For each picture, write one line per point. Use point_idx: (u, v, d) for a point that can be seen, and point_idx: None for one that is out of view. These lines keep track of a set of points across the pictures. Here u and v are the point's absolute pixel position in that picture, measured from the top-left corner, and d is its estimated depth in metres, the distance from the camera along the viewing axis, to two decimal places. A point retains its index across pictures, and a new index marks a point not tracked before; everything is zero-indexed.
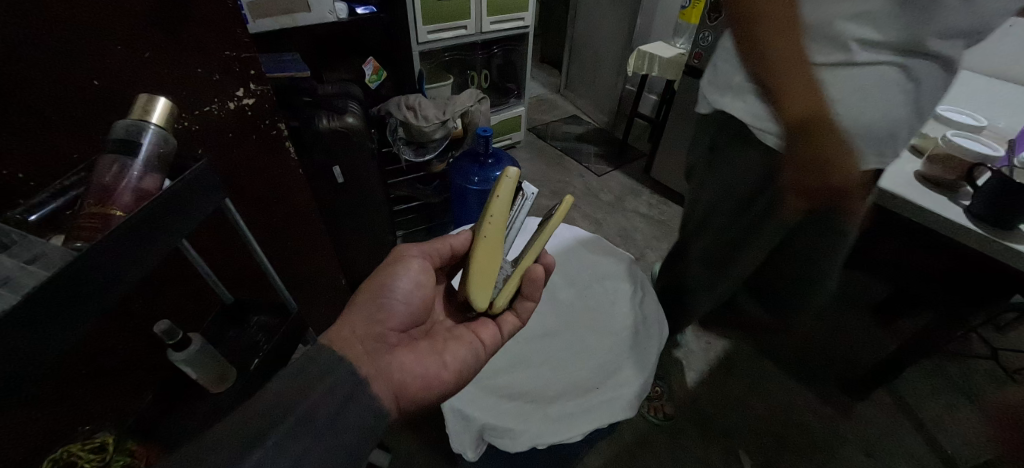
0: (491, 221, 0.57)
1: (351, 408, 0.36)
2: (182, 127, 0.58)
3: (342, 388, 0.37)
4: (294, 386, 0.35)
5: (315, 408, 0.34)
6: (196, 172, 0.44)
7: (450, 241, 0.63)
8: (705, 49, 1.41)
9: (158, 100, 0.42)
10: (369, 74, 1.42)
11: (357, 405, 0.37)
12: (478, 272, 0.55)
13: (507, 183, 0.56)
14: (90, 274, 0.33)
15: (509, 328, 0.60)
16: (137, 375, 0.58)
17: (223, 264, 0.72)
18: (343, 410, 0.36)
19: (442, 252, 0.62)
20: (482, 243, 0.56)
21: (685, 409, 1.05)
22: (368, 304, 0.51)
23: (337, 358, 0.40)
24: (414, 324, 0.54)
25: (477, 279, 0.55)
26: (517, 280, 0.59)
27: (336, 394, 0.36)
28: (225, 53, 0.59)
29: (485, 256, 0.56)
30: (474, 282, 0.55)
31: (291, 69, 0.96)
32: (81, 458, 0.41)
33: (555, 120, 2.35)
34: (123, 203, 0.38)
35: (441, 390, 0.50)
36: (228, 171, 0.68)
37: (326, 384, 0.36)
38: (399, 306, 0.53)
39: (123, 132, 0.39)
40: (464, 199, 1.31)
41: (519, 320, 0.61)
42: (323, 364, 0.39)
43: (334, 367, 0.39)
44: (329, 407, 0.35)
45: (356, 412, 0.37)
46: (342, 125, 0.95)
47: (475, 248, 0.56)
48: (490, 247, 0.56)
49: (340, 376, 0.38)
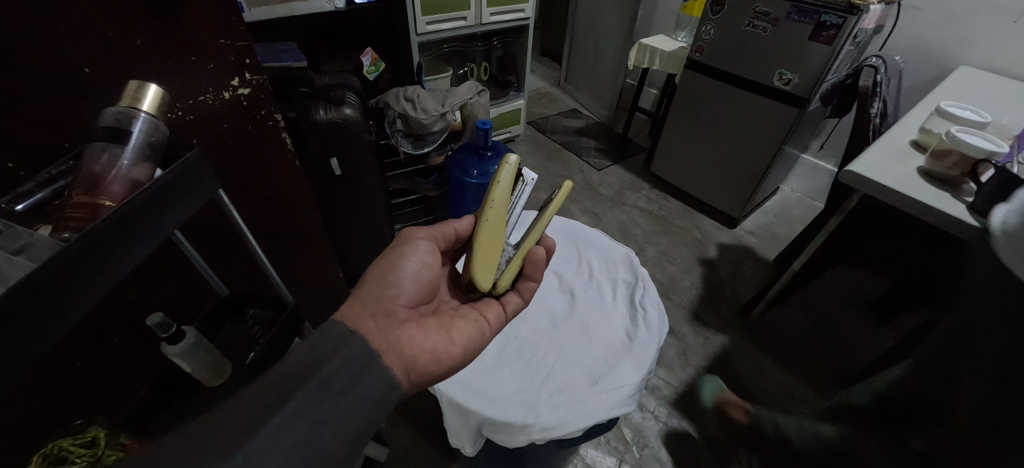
0: (494, 205, 0.57)
1: (364, 382, 0.35)
2: (175, 116, 0.57)
3: (354, 361, 0.35)
4: (304, 360, 0.34)
5: (328, 381, 0.33)
6: (188, 161, 0.43)
7: (453, 225, 0.62)
8: (707, 42, 1.40)
9: (149, 86, 0.41)
10: (367, 66, 1.35)
11: (371, 378, 0.36)
12: (481, 255, 0.55)
13: (508, 169, 0.56)
14: (82, 261, 0.33)
15: (513, 307, 0.60)
16: (132, 366, 0.57)
17: (219, 254, 0.70)
18: (356, 383, 0.35)
19: (447, 235, 0.62)
20: (484, 227, 0.56)
21: (683, 404, 1.05)
22: (377, 280, 0.50)
23: (349, 331, 0.38)
24: (422, 300, 0.53)
25: (479, 263, 0.55)
26: (518, 262, 0.58)
27: (348, 368, 0.35)
28: (219, 41, 0.57)
29: (487, 239, 0.56)
30: (478, 264, 0.55)
31: (287, 59, 0.96)
32: (71, 452, 0.41)
33: (555, 113, 2.34)
34: (113, 193, 0.37)
35: (449, 363, 0.49)
36: (223, 159, 0.67)
37: (340, 356, 0.35)
38: (408, 283, 0.52)
39: (113, 120, 0.38)
40: (463, 193, 1.30)
41: (522, 299, 0.61)
42: (335, 336, 0.37)
43: (346, 339, 0.37)
44: (341, 381, 0.34)
45: (369, 386, 0.35)
46: (339, 117, 0.92)
47: (477, 232, 0.56)
48: (491, 231, 0.56)
49: (352, 348, 0.36)
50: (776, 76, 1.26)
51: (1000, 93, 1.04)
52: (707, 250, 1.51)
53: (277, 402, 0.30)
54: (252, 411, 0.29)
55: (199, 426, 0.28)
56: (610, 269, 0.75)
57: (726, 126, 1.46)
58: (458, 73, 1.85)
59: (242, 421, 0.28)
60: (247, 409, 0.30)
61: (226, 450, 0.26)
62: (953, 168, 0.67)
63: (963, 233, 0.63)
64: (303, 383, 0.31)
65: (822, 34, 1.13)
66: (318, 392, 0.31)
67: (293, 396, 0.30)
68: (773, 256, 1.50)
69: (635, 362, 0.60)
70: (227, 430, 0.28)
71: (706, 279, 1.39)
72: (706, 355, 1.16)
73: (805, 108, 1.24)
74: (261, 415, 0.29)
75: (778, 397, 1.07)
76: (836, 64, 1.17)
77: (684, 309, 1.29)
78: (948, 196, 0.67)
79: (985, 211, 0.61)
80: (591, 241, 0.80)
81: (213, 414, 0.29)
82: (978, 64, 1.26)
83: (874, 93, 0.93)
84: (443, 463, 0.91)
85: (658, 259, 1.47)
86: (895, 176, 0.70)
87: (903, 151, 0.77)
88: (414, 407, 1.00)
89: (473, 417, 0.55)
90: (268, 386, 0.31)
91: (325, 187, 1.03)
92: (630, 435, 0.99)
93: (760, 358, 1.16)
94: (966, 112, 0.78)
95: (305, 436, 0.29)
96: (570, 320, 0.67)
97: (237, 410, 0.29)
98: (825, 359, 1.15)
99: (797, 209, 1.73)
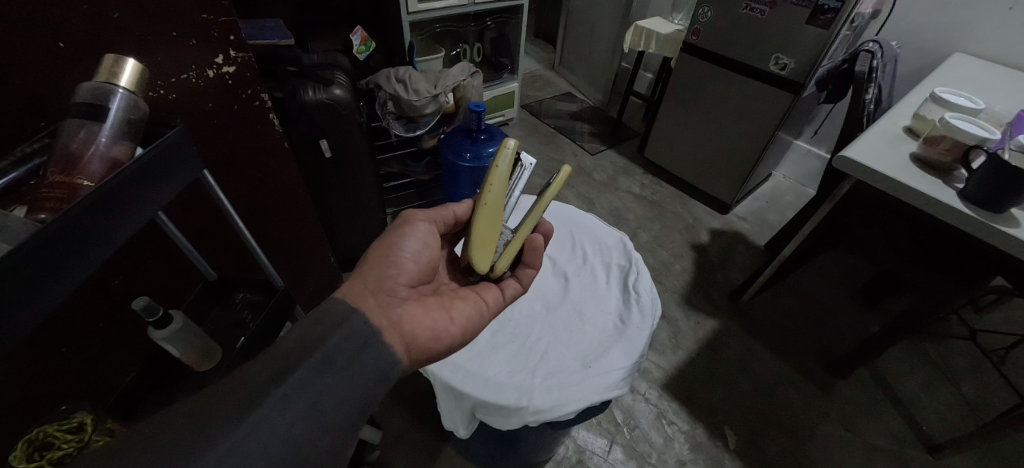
0: (492, 189, 0.56)
1: (366, 357, 0.35)
2: (157, 95, 0.55)
3: (356, 338, 0.35)
4: (310, 334, 0.33)
5: (331, 357, 0.32)
6: (169, 139, 0.41)
7: (453, 209, 0.61)
8: (704, 25, 1.37)
9: (126, 61, 0.39)
10: (356, 45, 1.29)
11: (375, 351, 0.36)
12: (480, 238, 0.54)
13: (508, 152, 0.55)
14: (61, 242, 0.31)
15: (513, 292, 0.59)
16: (116, 350, 0.59)
17: (206, 237, 0.69)
18: (359, 359, 0.34)
19: (446, 219, 0.61)
20: (482, 210, 0.55)
21: (673, 386, 1.07)
22: (378, 259, 0.50)
23: (350, 308, 0.38)
24: (423, 281, 0.53)
25: (478, 245, 0.54)
26: (517, 245, 0.58)
27: (350, 344, 0.34)
28: (202, 16, 0.56)
29: (486, 221, 0.55)
30: (476, 247, 0.54)
31: (274, 36, 0.92)
32: (58, 438, 0.39)
33: (548, 96, 2.30)
34: (91, 173, 0.36)
35: (448, 342, 0.48)
36: (206, 139, 0.65)
37: (342, 333, 0.35)
38: (409, 264, 0.51)
39: (89, 95, 0.36)
40: (455, 177, 1.29)
41: (521, 284, 0.60)
42: (337, 314, 0.37)
43: (347, 317, 0.36)
44: (343, 357, 0.33)
45: (372, 361, 0.35)
46: (328, 97, 0.89)
47: (475, 215, 0.55)
48: (490, 215, 0.55)
49: (354, 325, 0.36)
50: (772, 61, 1.25)
51: (992, 80, 1.04)
52: (699, 236, 1.52)
53: (279, 376, 0.29)
54: (256, 383, 0.29)
55: (201, 399, 0.28)
56: (603, 253, 0.75)
57: (721, 112, 1.45)
58: (451, 53, 1.78)
59: (248, 393, 0.28)
60: (250, 380, 0.29)
61: (233, 420, 0.26)
62: (945, 154, 0.68)
63: (952, 217, 0.64)
64: (306, 357, 0.31)
65: (819, 18, 1.11)
66: (322, 366, 0.31)
67: (297, 368, 0.30)
68: (763, 241, 1.51)
69: (628, 345, 0.61)
70: (230, 401, 0.28)
71: (697, 264, 1.41)
72: (697, 338, 1.18)
73: (800, 94, 1.24)
74: (268, 386, 0.29)
75: (765, 379, 1.10)
76: (831, 49, 1.17)
77: (675, 294, 1.30)
78: (939, 182, 0.67)
79: (975, 196, 0.62)
80: (585, 225, 0.80)
81: (217, 386, 0.28)
82: (975, 51, 1.26)
83: (869, 78, 0.92)
84: (437, 444, 0.93)
85: (650, 244, 1.47)
86: (888, 162, 0.71)
87: (896, 137, 0.77)
88: (408, 391, 1.01)
89: (466, 400, 0.55)
90: (274, 360, 0.31)
91: (314, 169, 1.00)
92: (621, 417, 1.01)
93: (749, 342, 1.19)
94: (961, 98, 0.78)
95: (308, 409, 0.29)
96: (564, 303, 0.67)
97: (240, 384, 0.29)
98: (810, 343, 1.18)
99: (788, 195, 1.74)
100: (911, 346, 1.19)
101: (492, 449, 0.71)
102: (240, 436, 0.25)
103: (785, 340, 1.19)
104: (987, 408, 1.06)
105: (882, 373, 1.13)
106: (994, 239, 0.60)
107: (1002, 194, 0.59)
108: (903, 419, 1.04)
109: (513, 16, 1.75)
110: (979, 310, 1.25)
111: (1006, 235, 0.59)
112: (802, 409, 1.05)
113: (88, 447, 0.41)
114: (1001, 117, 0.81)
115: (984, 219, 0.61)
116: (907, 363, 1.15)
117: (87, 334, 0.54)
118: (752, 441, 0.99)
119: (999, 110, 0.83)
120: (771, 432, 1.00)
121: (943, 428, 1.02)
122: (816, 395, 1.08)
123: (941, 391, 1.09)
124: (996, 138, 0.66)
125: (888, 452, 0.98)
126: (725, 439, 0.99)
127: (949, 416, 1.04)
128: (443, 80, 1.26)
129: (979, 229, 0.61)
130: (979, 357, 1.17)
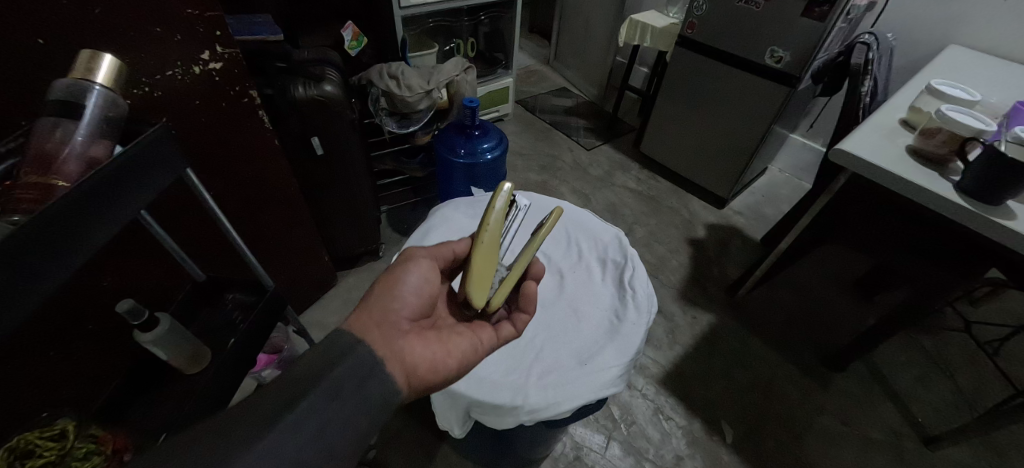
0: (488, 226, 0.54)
1: (361, 362, 0.34)
2: (141, 93, 0.55)
3: (363, 366, 0.34)
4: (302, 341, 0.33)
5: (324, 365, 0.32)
6: (149, 137, 0.39)
7: (452, 246, 0.59)
8: (699, 19, 1.36)
9: (103, 57, 0.37)
10: (347, 41, 1.25)
11: (381, 378, 0.35)
12: (477, 275, 0.53)
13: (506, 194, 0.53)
14: (31, 248, 0.30)
15: (507, 334, 0.55)
16: (100, 352, 0.59)
17: (191, 236, 0.68)
18: (353, 365, 0.34)
19: (445, 256, 0.59)
20: (479, 248, 0.53)
21: (670, 381, 1.07)
22: (380, 292, 0.48)
23: (355, 339, 0.37)
24: (422, 314, 0.50)
25: (474, 282, 0.53)
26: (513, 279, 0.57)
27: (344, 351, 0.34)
28: (185, 11, 0.56)
29: (483, 259, 0.53)
30: (472, 283, 0.53)
31: (263, 32, 0.89)
32: (40, 446, 0.37)
33: (543, 92, 2.29)
34: (67, 173, 0.34)
35: (446, 373, 0.45)
36: (189, 138, 0.64)
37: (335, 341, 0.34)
38: (411, 296, 0.49)
39: (63, 92, 0.35)
40: (450, 173, 1.27)
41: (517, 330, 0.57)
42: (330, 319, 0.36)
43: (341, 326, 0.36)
44: (336, 366, 0.32)
45: (376, 389, 0.34)
46: (319, 94, 0.88)
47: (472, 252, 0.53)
48: (487, 253, 0.53)
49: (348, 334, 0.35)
50: (767, 54, 1.25)
51: (988, 71, 1.04)
52: (696, 230, 1.51)
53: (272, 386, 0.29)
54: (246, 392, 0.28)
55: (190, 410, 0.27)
56: (599, 249, 0.74)
57: (717, 106, 1.44)
58: (444, 49, 1.76)
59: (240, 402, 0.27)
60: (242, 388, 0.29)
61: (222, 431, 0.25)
62: (941, 146, 0.67)
63: (946, 211, 0.64)
64: (315, 384, 0.30)
65: (814, 10, 1.10)
66: (330, 391, 0.30)
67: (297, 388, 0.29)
68: (760, 235, 1.51)
69: (622, 343, 0.60)
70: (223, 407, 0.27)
71: (693, 259, 1.40)
72: (693, 333, 1.18)
73: (795, 87, 1.23)
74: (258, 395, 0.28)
75: (761, 373, 1.11)
76: (827, 41, 1.16)
77: (671, 289, 1.30)
78: (934, 175, 0.67)
79: (970, 189, 0.62)
80: (581, 222, 0.79)
81: None
82: (972, 42, 1.25)
83: (865, 70, 0.92)
84: (435, 443, 0.92)
85: (646, 239, 1.47)
86: (884, 155, 0.70)
87: (893, 130, 0.77)
88: None
89: (460, 400, 0.55)
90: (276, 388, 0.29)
91: (306, 168, 0.99)
92: (618, 414, 1.01)
93: (746, 336, 1.19)
94: (957, 90, 0.77)
95: (314, 433, 0.28)
96: (558, 301, 0.67)
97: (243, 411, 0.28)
98: (806, 336, 1.19)
99: (785, 189, 1.74)
100: (907, 339, 1.19)
101: (490, 448, 0.71)
102: (251, 459, 0.24)
103: (781, 334, 1.20)
104: (982, 400, 1.07)
105: (879, 366, 1.14)
106: (992, 233, 0.60)
107: (999, 187, 0.59)
108: (900, 412, 1.04)
109: (507, 10, 1.73)
110: (974, 302, 1.25)
111: (1003, 227, 0.59)
112: (799, 402, 1.05)
113: (71, 455, 0.38)
114: (998, 109, 0.80)
115: (982, 212, 0.61)
116: (902, 356, 1.16)
117: (75, 337, 0.55)
118: (749, 436, 0.99)
119: (996, 102, 0.82)
120: (767, 427, 1.00)
121: (939, 420, 1.02)
122: (813, 389, 1.08)
123: (936, 383, 1.10)
124: (993, 130, 0.65)
125: (884, 445, 0.98)
126: (722, 434, 0.99)
127: (944, 407, 1.05)
128: (436, 76, 1.25)
129: (973, 222, 0.61)
130: (974, 349, 1.18)
